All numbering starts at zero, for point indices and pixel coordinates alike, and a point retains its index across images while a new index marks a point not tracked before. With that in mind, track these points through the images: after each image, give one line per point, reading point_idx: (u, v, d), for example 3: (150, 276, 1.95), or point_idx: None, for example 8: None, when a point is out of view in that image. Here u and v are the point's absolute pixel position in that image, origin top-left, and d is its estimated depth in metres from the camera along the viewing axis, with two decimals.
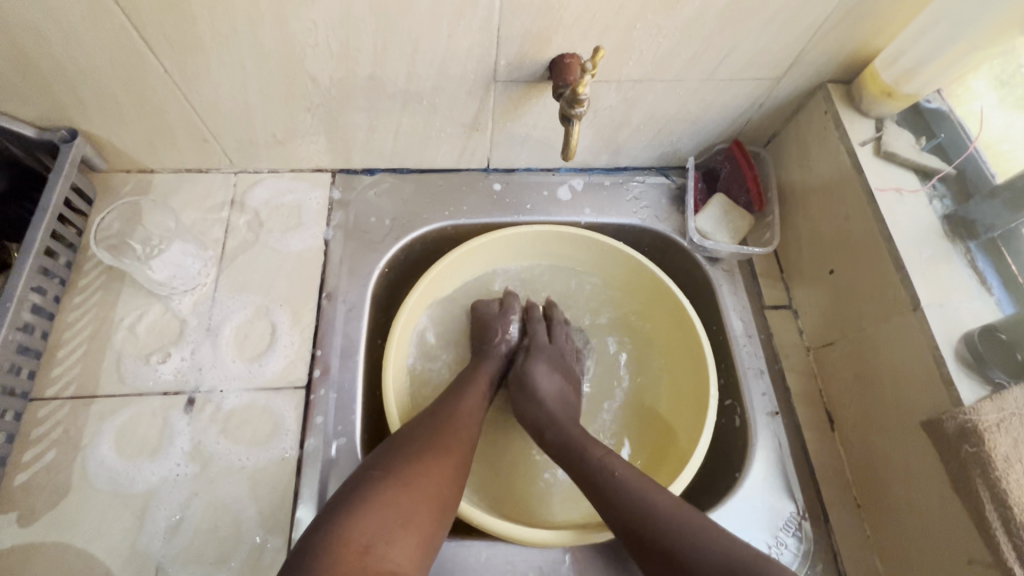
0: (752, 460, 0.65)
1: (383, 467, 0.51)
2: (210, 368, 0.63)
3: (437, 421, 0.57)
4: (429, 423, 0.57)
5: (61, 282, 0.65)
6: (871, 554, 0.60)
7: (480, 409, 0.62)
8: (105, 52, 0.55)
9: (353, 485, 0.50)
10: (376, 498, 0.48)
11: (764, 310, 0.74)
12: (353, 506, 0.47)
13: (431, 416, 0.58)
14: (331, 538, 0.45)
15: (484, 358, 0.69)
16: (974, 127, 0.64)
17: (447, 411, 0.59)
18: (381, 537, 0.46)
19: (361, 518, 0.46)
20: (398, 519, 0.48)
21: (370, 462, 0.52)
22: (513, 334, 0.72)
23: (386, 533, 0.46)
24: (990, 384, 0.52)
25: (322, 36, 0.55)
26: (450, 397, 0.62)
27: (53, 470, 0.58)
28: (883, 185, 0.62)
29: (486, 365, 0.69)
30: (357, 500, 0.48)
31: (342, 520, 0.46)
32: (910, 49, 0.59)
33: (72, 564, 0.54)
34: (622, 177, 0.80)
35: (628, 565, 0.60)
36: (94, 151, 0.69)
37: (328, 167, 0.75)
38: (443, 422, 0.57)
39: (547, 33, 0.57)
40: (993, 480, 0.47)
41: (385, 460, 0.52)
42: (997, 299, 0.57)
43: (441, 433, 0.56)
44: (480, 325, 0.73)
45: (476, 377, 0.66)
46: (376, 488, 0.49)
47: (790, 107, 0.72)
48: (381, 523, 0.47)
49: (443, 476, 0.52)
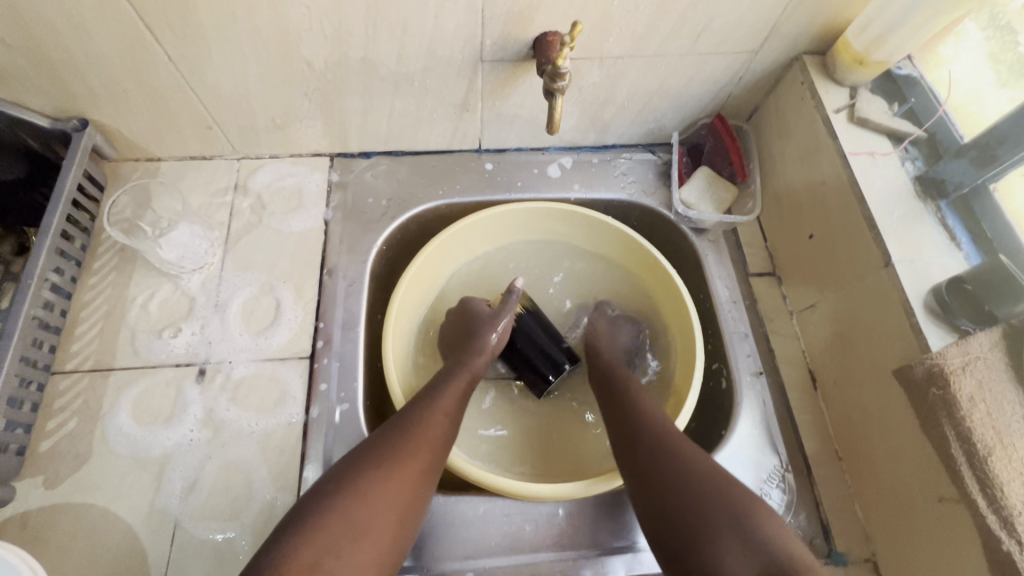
0: (737, 418, 0.67)
1: (338, 482, 0.51)
2: (219, 342, 0.67)
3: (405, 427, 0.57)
4: (399, 430, 0.56)
5: (76, 264, 0.69)
6: (852, 502, 0.63)
7: (456, 411, 0.62)
8: (113, 42, 0.58)
9: (316, 497, 0.50)
10: (332, 512, 0.48)
11: (749, 277, 0.76)
12: (309, 521, 0.48)
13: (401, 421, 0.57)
14: (286, 549, 0.46)
15: (474, 353, 0.68)
16: (943, 92, 0.66)
17: (419, 415, 0.58)
18: (333, 553, 0.46)
19: (316, 533, 0.47)
20: (350, 534, 0.48)
21: (328, 477, 0.52)
22: (506, 324, 0.71)
23: (337, 550, 0.47)
24: (958, 331, 0.54)
25: (316, 21, 0.59)
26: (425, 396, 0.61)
27: (75, 437, 0.61)
28: (856, 150, 0.65)
29: (470, 358, 0.67)
30: (313, 516, 0.48)
31: (296, 537, 0.46)
32: (878, 17, 0.62)
33: (95, 523, 0.58)
34: (610, 155, 0.83)
35: (624, 516, 0.63)
36: (104, 140, 0.72)
37: (326, 151, 0.79)
38: (415, 428, 0.57)
39: (529, 13, 0.60)
40: (958, 420, 0.50)
41: (347, 471, 0.52)
42: (965, 253, 0.60)
43: (411, 440, 0.55)
44: (472, 319, 0.73)
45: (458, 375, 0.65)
46: (334, 503, 0.49)
47: (769, 80, 0.75)
48: (334, 537, 0.47)
49: (405, 488, 0.53)
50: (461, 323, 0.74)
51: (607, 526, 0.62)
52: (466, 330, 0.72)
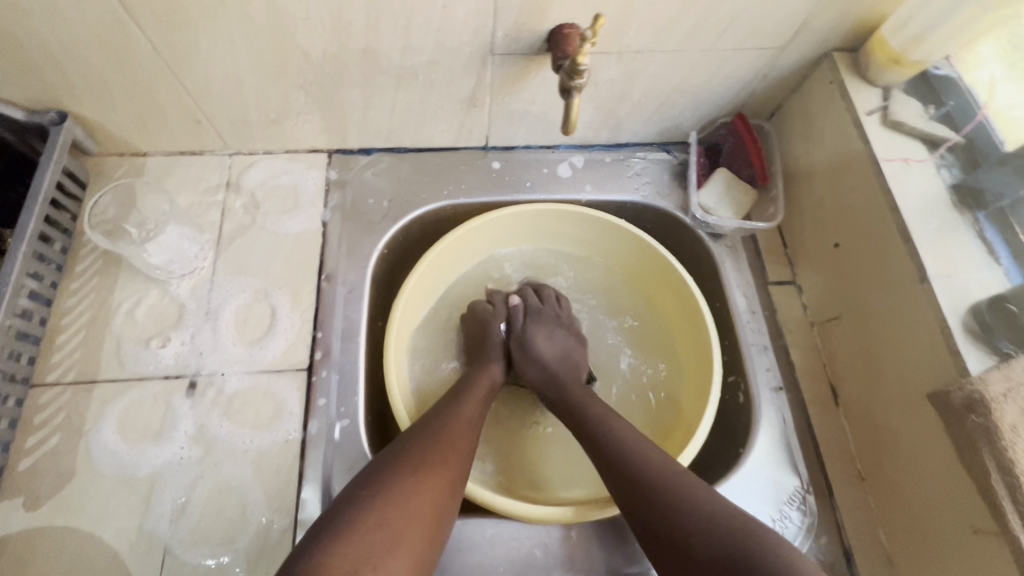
0: (756, 436, 0.64)
1: (370, 486, 0.48)
2: (210, 352, 0.63)
3: (428, 434, 0.54)
4: (427, 437, 0.54)
5: (57, 268, 0.64)
6: (875, 525, 0.60)
7: (478, 419, 0.60)
8: (90, 28, 0.53)
9: (346, 504, 0.47)
10: (366, 517, 0.45)
11: (767, 285, 0.73)
12: (338, 529, 0.44)
13: (423, 428, 0.55)
14: (317, 557, 0.42)
15: (490, 362, 0.68)
16: (983, 95, 0.62)
17: (441, 423, 0.56)
18: (370, 559, 0.43)
19: (351, 539, 0.44)
20: (387, 542, 0.45)
21: (358, 481, 0.49)
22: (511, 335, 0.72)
23: (375, 555, 0.44)
24: (997, 354, 0.51)
25: (313, 9, 0.54)
26: (443, 406, 0.59)
27: (58, 454, 0.58)
28: (889, 155, 0.61)
29: (489, 368, 0.67)
30: (345, 524, 0.45)
31: (327, 546, 0.43)
32: (919, 14, 0.58)
33: (79, 547, 0.54)
34: (623, 154, 0.79)
35: (638, 540, 0.60)
36: (85, 134, 0.67)
37: (324, 147, 0.74)
38: (443, 433, 0.55)
39: (545, 3, 0.55)
40: (1000, 452, 0.47)
41: (377, 475, 0.49)
42: (1005, 269, 0.56)
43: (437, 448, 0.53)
44: (485, 329, 0.71)
45: (474, 385, 0.64)
46: (366, 508, 0.46)
47: (795, 77, 0.71)
48: (372, 542, 0.44)
49: (439, 493, 0.50)
50: (472, 328, 0.73)
51: (621, 550, 0.59)
52: (479, 341, 0.71)
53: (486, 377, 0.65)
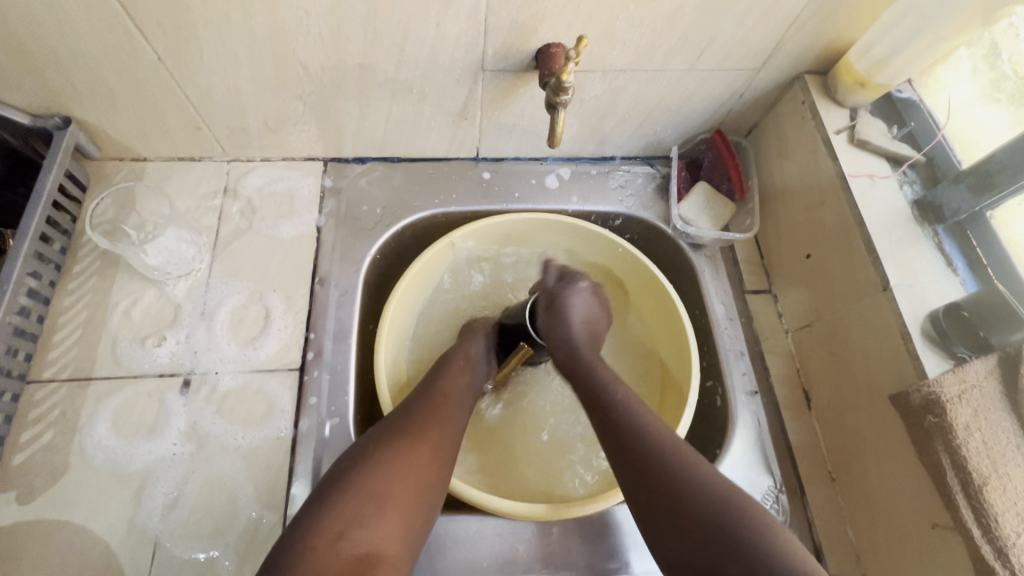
0: (732, 438, 0.67)
1: (355, 459, 0.50)
2: (205, 351, 0.65)
3: (410, 410, 0.56)
4: (412, 410, 0.56)
5: (55, 268, 0.66)
6: (845, 523, 0.63)
7: (461, 394, 0.62)
8: (99, 39, 0.56)
9: (333, 478, 0.49)
10: (351, 486, 0.47)
11: (744, 294, 0.76)
12: (330, 497, 0.47)
13: (405, 406, 0.57)
14: (307, 528, 0.44)
15: (467, 339, 0.71)
16: (943, 117, 0.67)
17: (424, 401, 0.58)
18: (355, 522, 0.45)
19: (335, 508, 0.46)
20: (372, 504, 0.47)
21: (345, 456, 0.51)
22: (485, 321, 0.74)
23: (361, 517, 0.46)
24: (954, 358, 0.55)
25: (314, 25, 0.57)
26: (427, 384, 0.61)
27: (51, 449, 0.59)
28: (856, 171, 0.65)
29: (469, 344, 0.70)
30: (335, 494, 0.47)
31: (318, 516, 0.45)
32: (881, 40, 0.62)
33: (71, 540, 0.56)
34: (608, 166, 0.83)
35: (618, 537, 0.62)
36: (87, 139, 0.70)
37: (320, 155, 0.77)
38: (424, 408, 0.57)
39: (532, 24, 0.59)
40: (954, 448, 0.50)
41: (362, 450, 0.51)
42: (961, 279, 0.60)
43: (417, 420, 0.55)
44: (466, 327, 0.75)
45: (454, 361, 0.65)
46: (353, 476, 0.48)
47: (770, 97, 0.75)
48: (356, 507, 0.46)
49: (423, 457, 0.52)
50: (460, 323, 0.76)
51: (602, 546, 0.61)
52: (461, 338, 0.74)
53: (463, 349, 0.68)
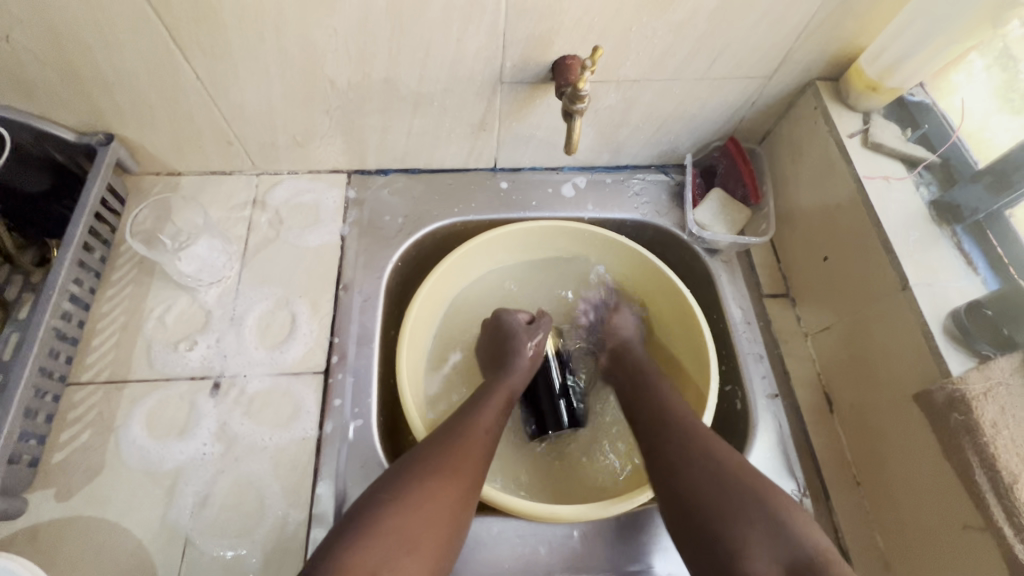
0: (754, 441, 0.67)
1: (390, 491, 0.51)
2: (234, 355, 0.67)
3: (443, 444, 0.56)
4: (447, 441, 0.57)
5: (95, 275, 0.69)
6: (872, 529, 0.62)
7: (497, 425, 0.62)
8: (144, 59, 0.60)
9: (366, 504, 0.51)
10: (380, 524, 0.49)
11: (762, 298, 0.76)
12: (360, 530, 0.48)
13: (440, 437, 0.57)
14: (341, 557, 0.46)
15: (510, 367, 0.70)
16: (957, 119, 0.68)
17: (465, 430, 0.59)
18: (387, 561, 0.47)
19: (369, 541, 0.47)
20: (405, 545, 0.48)
21: (377, 486, 0.52)
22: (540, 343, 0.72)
23: (393, 558, 0.47)
24: (977, 356, 0.54)
25: (342, 41, 0.60)
26: (462, 414, 0.62)
27: (88, 449, 0.61)
28: (871, 173, 0.66)
29: (511, 376, 0.68)
30: (364, 528, 0.48)
31: (349, 546, 0.47)
32: (891, 45, 0.63)
33: (106, 537, 0.57)
34: (623, 175, 0.84)
35: (641, 539, 0.62)
36: (127, 154, 0.73)
37: (344, 168, 0.80)
38: (462, 438, 0.58)
39: (549, 36, 0.62)
40: (982, 447, 0.50)
41: (394, 481, 0.52)
42: (983, 278, 0.60)
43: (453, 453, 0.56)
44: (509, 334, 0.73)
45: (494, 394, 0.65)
46: (383, 511, 0.50)
47: (782, 104, 0.76)
48: (389, 544, 0.48)
49: (458, 491, 0.54)
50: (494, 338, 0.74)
51: (627, 550, 0.61)
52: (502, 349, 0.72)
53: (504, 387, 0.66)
